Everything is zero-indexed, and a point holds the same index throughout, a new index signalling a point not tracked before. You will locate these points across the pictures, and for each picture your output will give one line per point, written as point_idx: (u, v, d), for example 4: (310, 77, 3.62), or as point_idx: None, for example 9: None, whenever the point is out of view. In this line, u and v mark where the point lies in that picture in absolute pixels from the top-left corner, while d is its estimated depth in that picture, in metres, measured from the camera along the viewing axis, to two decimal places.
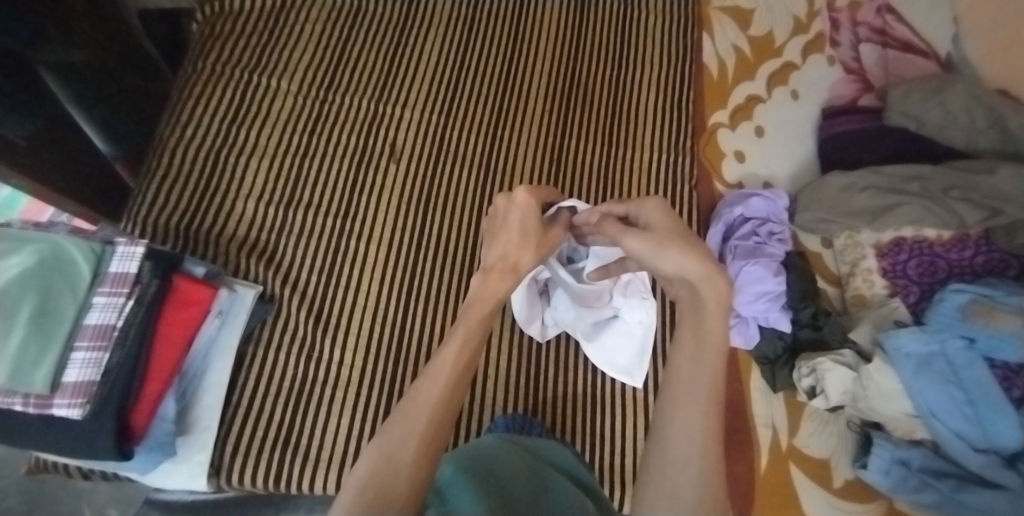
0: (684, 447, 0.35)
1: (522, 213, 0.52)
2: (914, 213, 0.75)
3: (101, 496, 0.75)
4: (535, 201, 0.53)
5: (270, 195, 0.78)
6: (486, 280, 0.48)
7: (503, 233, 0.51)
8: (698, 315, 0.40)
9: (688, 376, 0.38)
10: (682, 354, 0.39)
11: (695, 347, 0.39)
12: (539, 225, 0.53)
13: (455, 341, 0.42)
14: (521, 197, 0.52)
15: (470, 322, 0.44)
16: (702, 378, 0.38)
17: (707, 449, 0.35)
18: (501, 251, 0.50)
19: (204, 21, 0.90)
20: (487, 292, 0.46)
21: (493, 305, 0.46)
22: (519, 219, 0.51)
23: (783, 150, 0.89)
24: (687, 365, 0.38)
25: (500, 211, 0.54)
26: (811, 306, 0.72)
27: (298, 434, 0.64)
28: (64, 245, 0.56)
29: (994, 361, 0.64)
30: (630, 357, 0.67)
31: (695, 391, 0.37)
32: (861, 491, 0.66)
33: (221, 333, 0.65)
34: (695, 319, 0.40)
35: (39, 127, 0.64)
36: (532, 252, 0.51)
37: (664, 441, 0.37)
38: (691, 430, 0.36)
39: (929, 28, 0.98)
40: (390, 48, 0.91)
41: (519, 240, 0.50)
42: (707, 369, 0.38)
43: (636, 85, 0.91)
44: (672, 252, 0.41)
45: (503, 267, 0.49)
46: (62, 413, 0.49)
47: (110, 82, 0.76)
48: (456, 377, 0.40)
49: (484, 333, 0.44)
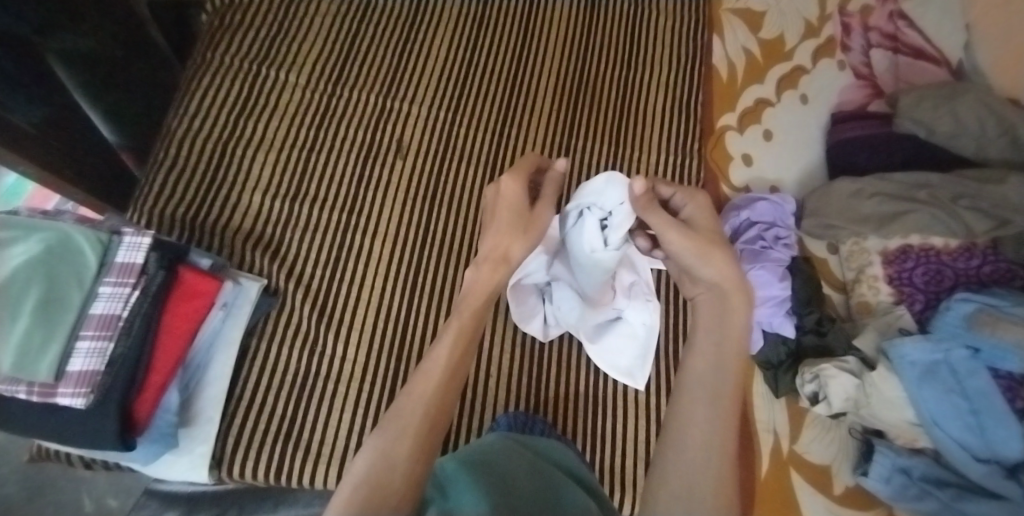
0: (703, 445, 0.37)
1: (509, 201, 0.50)
2: (922, 220, 0.75)
3: (102, 485, 0.75)
4: (521, 186, 0.51)
5: (277, 188, 0.78)
6: (478, 272, 0.48)
7: (491, 225, 0.50)
8: (722, 328, 0.42)
9: (710, 382, 0.40)
10: (702, 358, 0.41)
11: (717, 352, 0.41)
12: (528, 210, 0.51)
13: (448, 335, 0.43)
14: (506, 187, 0.51)
15: (463, 317, 0.45)
16: (722, 383, 0.39)
17: (724, 449, 0.37)
18: (491, 241, 0.48)
19: (213, 12, 0.90)
20: (478, 284, 0.46)
21: (486, 297, 0.46)
22: (505, 209, 0.49)
23: (790, 155, 0.89)
24: (708, 367, 0.40)
25: (489, 202, 0.52)
26: (816, 312, 0.73)
27: (300, 428, 0.64)
28: (71, 234, 0.56)
29: (998, 371, 0.64)
30: (631, 359, 0.68)
31: (715, 392, 0.39)
32: (861, 498, 0.66)
33: (224, 325, 0.65)
34: (717, 326, 0.42)
35: (48, 114, 0.64)
36: (522, 238, 0.49)
37: (682, 439, 0.38)
38: (710, 430, 0.37)
39: (941, 34, 0.97)
40: (399, 44, 0.91)
41: (508, 229, 0.49)
42: (727, 375, 0.40)
43: (645, 86, 0.91)
44: (713, 259, 0.43)
45: (494, 258, 0.48)
46: (66, 402, 0.49)
47: (119, 72, 0.76)
48: (447, 375, 0.40)
49: (477, 325, 0.44)
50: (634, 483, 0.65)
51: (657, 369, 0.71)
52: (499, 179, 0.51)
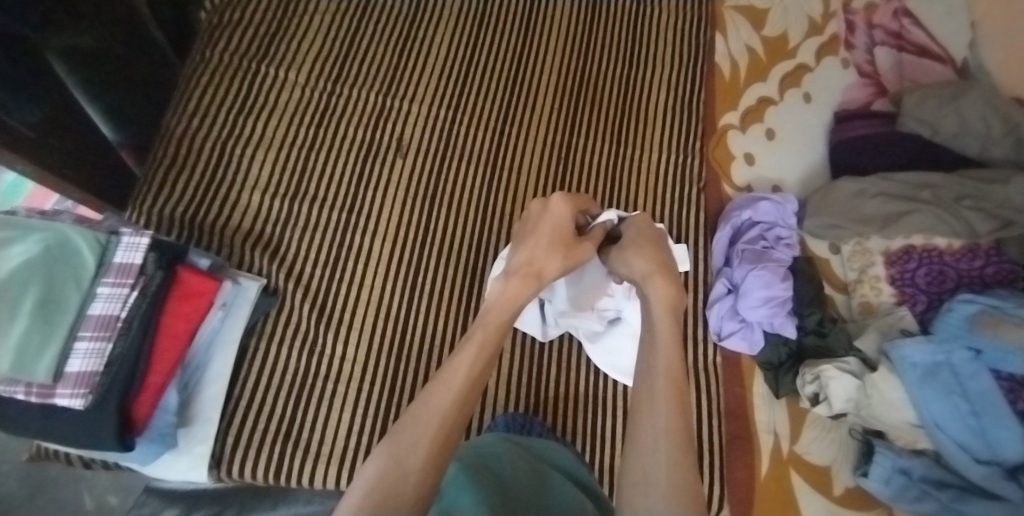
0: (653, 435, 0.40)
1: (557, 220, 0.55)
2: (924, 220, 0.74)
3: (102, 483, 0.75)
4: (570, 212, 0.57)
5: (276, 186, 0.77)
6: (508, 283, 0.51)
7: (534, 237, 0.55)
8: (653, 325, 0.50)
9: (648, 384, 0.45)
10: (642, 366, 0.47)
11: (650, 354, 0.48)
12: (570, 233, 0.56)
13: (471, 348, 0.45)
14: (556, 205, 0.57)
15: (486, 331, 0.47)
16: (658, 381, 0.45)
17: (675, 436, 0.40)
18: (528, 256, 0.53)
19: (212, 9, 0.89)
20: (505, 297, 0.50)
21: (509, 312, 0.49)
22: (551, 226, 0.55)
23: (794, 155, 0.88)
24: (646, 372, 0.46)
25: (536, 213, 0.58)
26: (818, 313, 0.72)
27: (299, 428, 0.64)
28: (71, 235, 0.56)
29: (1000, 373, 0.63)
30: (632, 359, 0.66)
31: (655, 388, 0.44)
32: (861, 499, 0.67)
33: (224, 325, 0.65)
34: (650, 332, 0.50)
35: (50, 113, 0.63)
36: (558, 260, 0.53)
37: (637, 440, 0.40)
38: (656, 420, 0.41)
39: (945, 33, 0.96)
40: (399, 41, 0.90)
41: (548, 249, 0.54)
42: (661, 371, 0.45)
43: (647, 84, 0.90)
44: (627, 256, 0.58)
45: (527, 272, 0.52)
46: (64, 402, 0.49)
47: (116, 69, 0.75)
48: (467, 385, 0.41)
49: (500, 340, 0.46)
50: None
51: None
52: (551, 196, 0.57)
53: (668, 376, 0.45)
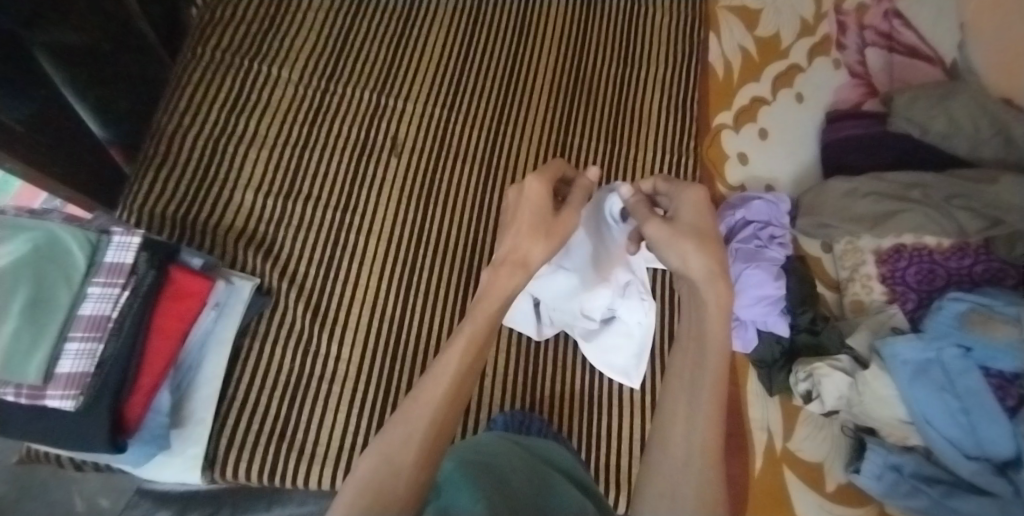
0: (687, 445, 0.39)
1: (534, 204, 0.48)
2: (915, 219, 0.75)
3: (93, 485, 0.74)
4: (547, 189, 0.50)
5: (269, 186, 0.77)
6: (495, 274, 0.46)
7: (514, 226, 0.48)
8: (700, 319, 0.43)
9: (690, 386, 0.41)
10: (683, 357, 0.43)
11: (696, 349, 0.42)
12: (552, 213, 0.49)
13: (461, 338, 0.42)
14: (531, 188, 0.49)
15: (476, 322, 0.43)
16: (699, 420, 0.40)
17: (706, 503, 0.36)
18: (511, 244, 0.47)
19: (204, 6, 0.88)
20: (493, 287, 0.45)
21: (498, 301, 0.45)
22: (528, 212, 0.48)
23: (786, 154, 0.89)
24: (687, 367, 0.42)
25: (512, 203, 0.51)
26: (809, 311, 0.73)
27: (294, 429, 0.64)
28: (60, 235, 0.55)
29: (990, 370, 0.64)
30: (627, 358, 0.67)
31: (696, 391, 0.41)
32: (853, 495, 0.67)
33: (216, 325, 0.64)
34: (697, 323, 0.43)
35: (39, 110, 0.63)
36: (542, 244, 0.47)
37: (666, 445, 0.40)
38: (693, 432, 0.39)
39: (935, 35, 0.97)
40: (394, 40, 0.90)
41: (530, 232, 0.47)
42: (707, 371, 0.41)
43: (641, 83, 0.90)
44: (679, 246, 0.44)
45: (514, 260, 0.46)
46: (56, 403, 0.48)
47: (105, 65, 0.74)
48: (458, 382, 0.40)
49: (490, 330, 0.43)
50: (629, 482, 0.65)
51: (652, 368, 0.71)
52: (524, 180, 0.49)
53: (712, 380, 0.41)
